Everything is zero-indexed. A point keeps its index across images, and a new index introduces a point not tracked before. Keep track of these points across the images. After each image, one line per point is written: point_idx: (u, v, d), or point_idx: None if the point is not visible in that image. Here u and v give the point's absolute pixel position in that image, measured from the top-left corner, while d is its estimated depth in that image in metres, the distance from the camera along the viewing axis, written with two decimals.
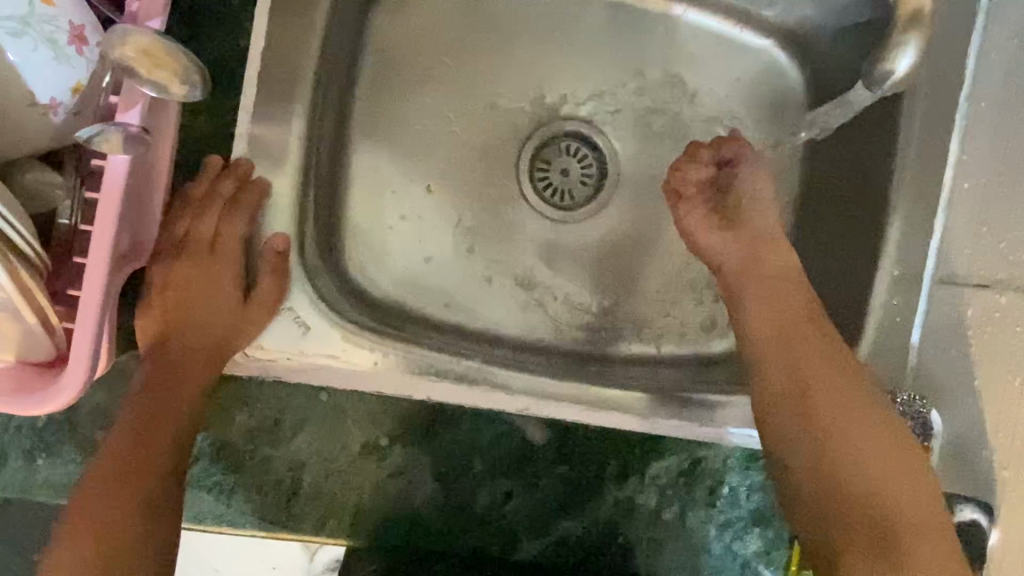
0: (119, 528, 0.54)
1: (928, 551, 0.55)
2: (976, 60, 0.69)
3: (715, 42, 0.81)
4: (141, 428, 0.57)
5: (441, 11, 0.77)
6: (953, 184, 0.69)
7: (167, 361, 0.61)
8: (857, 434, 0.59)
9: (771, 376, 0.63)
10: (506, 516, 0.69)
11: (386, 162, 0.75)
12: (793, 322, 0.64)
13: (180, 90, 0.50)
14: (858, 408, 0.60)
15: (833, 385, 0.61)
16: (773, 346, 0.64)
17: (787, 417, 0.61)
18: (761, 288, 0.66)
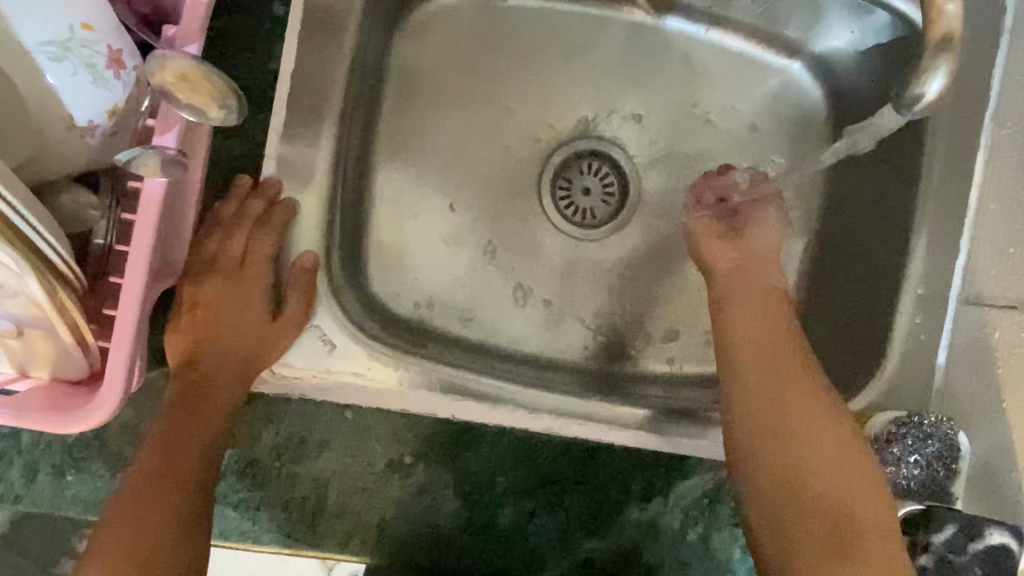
0: (146, 546, 0.54)
1: (881, 551, 0.54)
2: (1000, 83, 0.69)
3: (737, 64, 0.81)
4: (172, 445, 0.58)
5: (464, 34, 0.79)
6: (978, 203, 0.69)
7: (195, 381, 0.61)
8: (839, 457, 0.57)
9: (757, 405, 0.60)
10: (530, 535, 0.67)
11: (412, 181, 0.76)
12: (783, 349, 0.63)
13: (217, 112, 0.50)
14: (832, 418, 0.59)
15: (815, 403, 0.60)
16: (759, 380, 0.61)
17: (766, 440, 0.59)
18: (745, 331, 0.64)
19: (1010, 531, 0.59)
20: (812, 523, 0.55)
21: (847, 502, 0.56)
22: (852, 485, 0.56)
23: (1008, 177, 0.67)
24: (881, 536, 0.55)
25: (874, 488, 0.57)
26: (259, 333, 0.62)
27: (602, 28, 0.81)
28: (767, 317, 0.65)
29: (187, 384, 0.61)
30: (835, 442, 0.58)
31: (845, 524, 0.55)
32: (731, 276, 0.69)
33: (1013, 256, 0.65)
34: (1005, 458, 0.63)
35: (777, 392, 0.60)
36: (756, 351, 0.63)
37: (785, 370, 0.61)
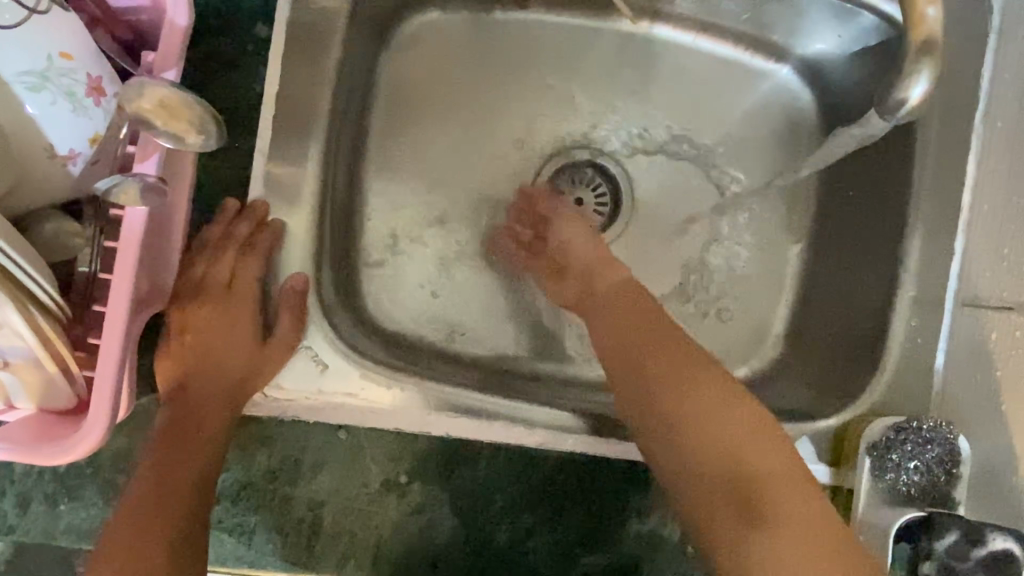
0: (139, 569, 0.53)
1: (793, 503, 0.52)
2: (990, 84, 0.69)
3: (725, 71, 0.81)
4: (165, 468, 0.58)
5: (452, 49, 0.79)
6: (972, 204, 0.69)
7: (187, 403, 0.61)
8: (713, 410, 0.56)
9: (635, 391, 0.59)
10: (529, 552, 0.67)
11: (402, 198, 0.77)
12: (639, 325, 0.62)
13: (195, 138, 0.50)
14: (701, 376, 0.58)
15: (677, 363, 0.59)
16: (621, 359, 0.61)
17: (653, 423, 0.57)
18: (609, 317, 0.65)
19: (1013, 535, 0.58)
20: (716, 488, 0.54)
21: (738, 463, 0.54)
22: (741, 444, 0.54)
23: (1001, 177, 0.67)
24: (784, 487, 0.52)
25: (759, 430, 0.55)
26: (251, 358, 0.62)
27: (589, 39, 0.81)
28: (624, 298, 0.65)
29: (178, 407, 0.61)
30: (705, 395, 0.56)
31: (745, 488, 0.53)
32: (586, 284, 0.69)
33: (1008, 256, 0.65)
34: (1006, 460, 0.62)
35: (645, 373, 0.59)
36: (617, 330, 0.63)
37: (646, 349, 0.60)
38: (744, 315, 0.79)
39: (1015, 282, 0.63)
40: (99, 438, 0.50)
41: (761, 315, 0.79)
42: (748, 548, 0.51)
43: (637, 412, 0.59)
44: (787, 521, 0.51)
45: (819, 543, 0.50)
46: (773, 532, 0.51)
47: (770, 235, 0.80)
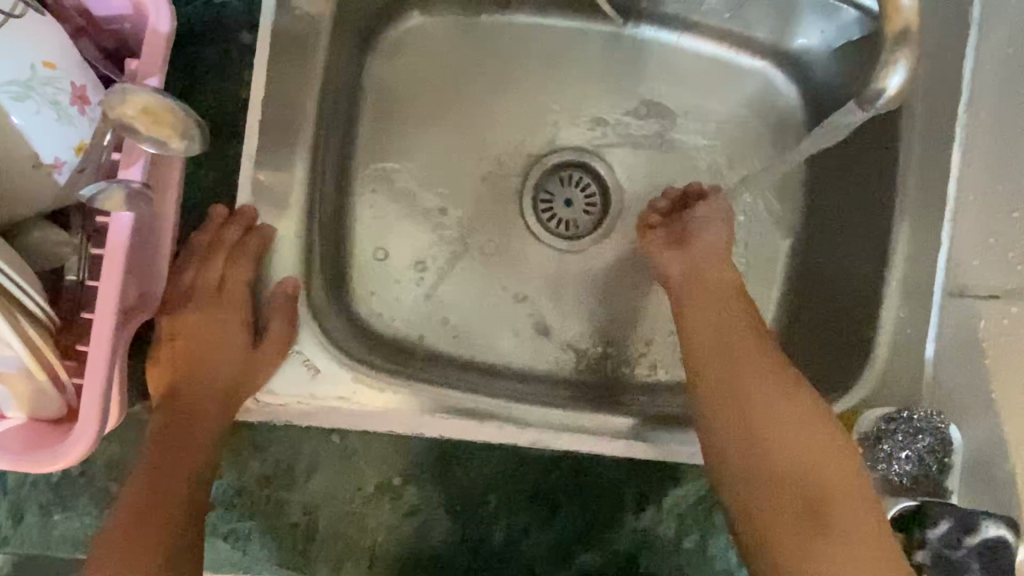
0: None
1: (856, 523, 0.54)
2: (972, 74, 0.70)
3: (711, 69, 0.82)
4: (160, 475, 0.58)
5: (438, 53, 0.80)
6: (957, 195, 0.69)
7: (180, 410, 0.61)
8: (796, 428, 0.58)
9: (715, 395, 0.62)
10: (525, 551, 0.66)
11: (392, 203, 0.77)
12: (732, 332, 0.64)
13: (179, 143, 0.50)
14: (782, 388, 0.60)
15: (771, 379, 0.61)
16: (715, 364, 0.63)
17: (730, 429, 0.60)
18: (699, 320, 0.66)
19: (1006, 523, 0.58)
20: (785, 499, 0.57)
21: (811, 479, 0.56)
22: (819, 464, 0.57)
23: (985, 166, 0.67)
24: (853, 509, 0.55)
25: (839, 455, 0.57)
26: (242, 363, 0.62)
27: (576, 41, 0.81)
28: (721, 308, 0.66)
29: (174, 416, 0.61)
30: (792, 412, 0.59)
31: (813, 505, 0.56)
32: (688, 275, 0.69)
33: (993, 244, 0.65)
34: (996, 448, 0.62)
35: (731, 380, 0.62)
36: (712, 336, 0.64)
37: (736, 356, 0.62)
38: None
39: (1001, 270, 0.64)
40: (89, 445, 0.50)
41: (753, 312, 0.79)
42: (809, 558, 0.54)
43: (725, 418, 0.61)
44: (850, 536, 0.54)
45: (870, 554, 0.53)
46: (831, 539, 0.54)
47: (760, 232, 0.80)
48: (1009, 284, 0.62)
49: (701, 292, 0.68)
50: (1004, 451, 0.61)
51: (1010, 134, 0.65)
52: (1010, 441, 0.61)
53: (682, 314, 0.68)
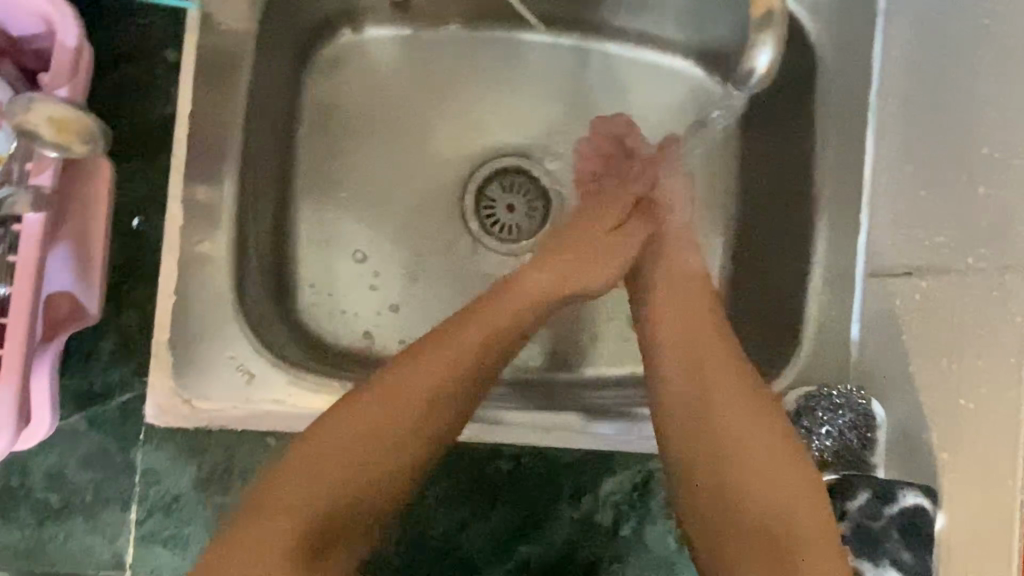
0: (283, 546, 0.55)
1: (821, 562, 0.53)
2: (881, 59, 0.71)
3: (646, 74, 0.83)
4: (378, 430, 0.60)
5: (368, 67, 0.82)
6: (872, 179, 0.71)
7: (441, 348, 0.64)
8: (774, 471, 0.57)
9: (686, 414, 0.62)
10: (463, 545, 0.68)
11: (331, 212, 0.79)
12: (708, 347, 0.65)
13: (82, 148, 0.51)
14: (756, 415, 0.60)
15: (744, 402, 0.61)
16: (688, 386, 0.63)
17: (698, 452, 0.60)
18: (674, 329, 0.66)
19: (922, 492, 0.59)
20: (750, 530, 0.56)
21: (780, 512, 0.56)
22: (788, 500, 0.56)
23: (894, 148, 0.68)
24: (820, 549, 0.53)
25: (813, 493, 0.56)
26: (201, 374, 0.64)
27: (515, 53, 0.83)
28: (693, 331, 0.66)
29: (448, 348, 0.64)
30: (770, 461, 0.58)
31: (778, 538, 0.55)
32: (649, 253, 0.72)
33: (904, 224, 0.66)
34: (916, 421, 0.63)
35: (705, 400, 0.62)
36: (685, 355, 0.64)
37: (709, 373, 0.63)
38: None
39: (914, 247, 0.65)
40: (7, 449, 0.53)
41: None
42: None
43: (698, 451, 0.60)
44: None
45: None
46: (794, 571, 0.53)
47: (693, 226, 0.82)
48: (921, 260, 0.64)
49: (672, 296, 0.69)
50: (922, 424, 0.62)
51: (912, 117, 0.67)
52: (927, 413, 0.61)
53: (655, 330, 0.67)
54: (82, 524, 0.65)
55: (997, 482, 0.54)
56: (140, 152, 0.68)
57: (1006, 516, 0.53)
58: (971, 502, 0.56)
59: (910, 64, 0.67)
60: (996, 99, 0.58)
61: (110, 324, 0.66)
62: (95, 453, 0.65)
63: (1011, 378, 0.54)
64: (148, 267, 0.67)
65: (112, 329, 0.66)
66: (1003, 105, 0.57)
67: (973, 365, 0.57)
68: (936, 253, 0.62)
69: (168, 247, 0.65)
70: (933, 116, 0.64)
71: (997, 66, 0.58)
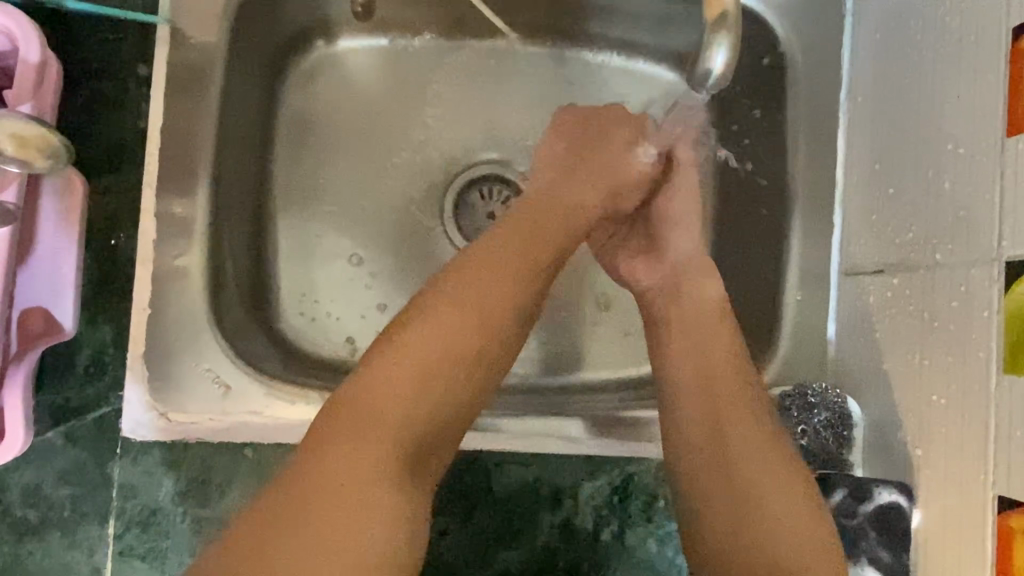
0: (378, 489, 0.49)
1: None
2: (851, 61, 0.71)
3: (626, 80, 0.83)
4: (450, 354, 0.54)
5: (342, 79, 0.81)
6: (844, 177, 0.71)
7: (495, 265, 0.58)
8: (807, 526, 0.51)
9: (705, 454, 0.56)
10: (442, 553, 0.68)
11: (308, 223, 0.79)
12: (727, 378, 0.59)
13: (44, 163, 0.53)
14: (782, 461, 0.54)
15: (771, 444, 0.55)
16: (706, 422, 0.57)
17: (720, 497, 0.54)
18: (687, 360, 0.61)
19: (897, 489, 0.59)
20: None
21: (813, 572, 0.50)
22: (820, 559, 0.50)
23: (865, 147, 0.69)
24: None
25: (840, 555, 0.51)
26: (177, 388, 0.64)
27: (493, 62, 0.83)
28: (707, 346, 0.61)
29: (502, 266, 0.58)
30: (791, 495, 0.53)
31: None
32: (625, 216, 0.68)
33: (876, 221, 0.66)
34: (892, 419, 0.62)
35: (724, 439, 0.56)
36: (701, 387, 0.59)
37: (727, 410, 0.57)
38: None
39: (885, 245, 0.65)
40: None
41: None
42: None
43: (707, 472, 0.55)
44: None
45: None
46: None
47: None
48: (892, 258, 0.64)
49: (688, 316, 0.63)
50: (898, 422, 0.62)
51: (881, 115, 0.67)
52: (902, 411, 0.61)
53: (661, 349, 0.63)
54: (60, 539, 0.65)
55: (972, 478, 0.54)
56: (112, 167, 0.68)
57: (979, 509, 0.53)
58: (948, 501, 0.56)
59: (878, 64, 0.68)
60: (958, 96, 0.58)
61: (85, 339, 0.66)
62: (72, 467, 0.65)
63: (978, 371, 0.54)
64: (123, 282, 0.67)
65: (87, 344, 0.66)
66: (964, 100, 0.57)
67: (944, 362, 0.57)
68: (907, 250, 0.62)
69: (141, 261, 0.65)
70: (900, 114, 0.65)
71: (957, 63, 0.58)
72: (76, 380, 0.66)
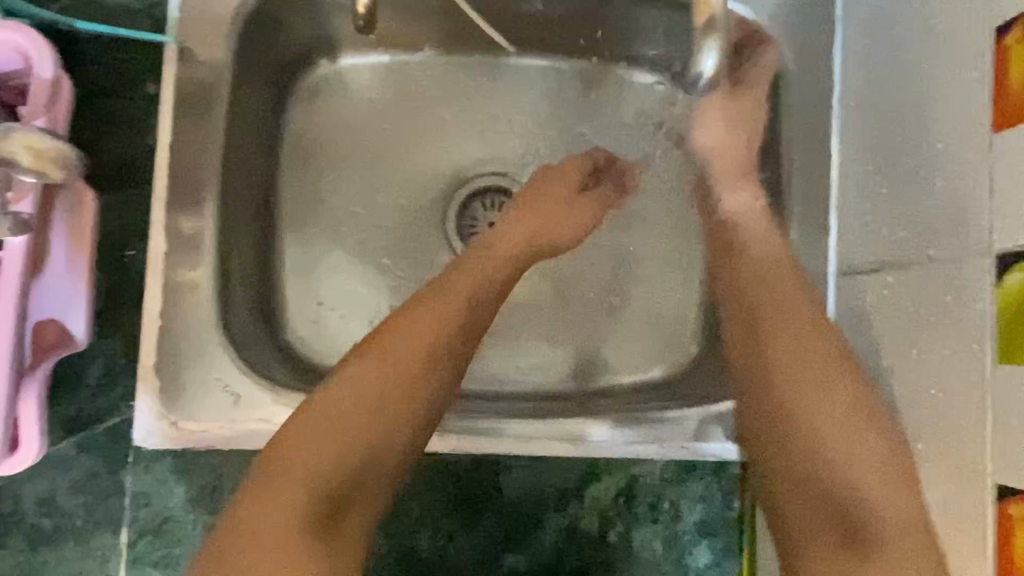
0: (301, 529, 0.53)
1: (899, 550, 0.53)
2: (842, 66, 0.73)
3: (623, 91, 0.84)
4: (365, 406, 0.57)
5: (345, 93, 0.83)
6: (839, 181, 0.72)
7: (417, 323, 0.60)
8: (854, 443, 0.57)
9: (755, 393, 0.61)
10: (451, 557, 0.69)
11: (315, 235, 0.80)
12: (790, 319, 0.61)
13: (58, 174, 0.54)
14: (837, 386, 0.58)
15: (827, 381, 0.59)
16: (753, 369, 0.61)
17: (770, 429, 0.59)
18: (754, 304, 0.63)
19: None
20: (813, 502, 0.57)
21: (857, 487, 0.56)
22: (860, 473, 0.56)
23: (858, 149, 0.70)
24: (894, 535, 0.54)
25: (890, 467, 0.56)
26: (188, 396, 0.65)
27: (493, 76, 0.85)
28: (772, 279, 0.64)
29: (424, 324, 0.60)
30: (838, 428, 0.57)
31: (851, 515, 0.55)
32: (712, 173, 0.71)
33: (871, 221, 0.68)
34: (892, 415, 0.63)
35: (774, 378, 0.60)
36: (750, 338, 0.62)
37: (783, 347, 0.61)
38: (656, 314, 0.81)
39: (881, 244, 0.66)
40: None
41: (673, 317, 0.81)
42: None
43: (769, 406, 0.60)
44: (894, 558, 0.53)
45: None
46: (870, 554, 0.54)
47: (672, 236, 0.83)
48: (887, 256, 0.65)
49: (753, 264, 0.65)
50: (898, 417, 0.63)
51: (873, 118, 0.68)
52: (902, 406, 0.62)
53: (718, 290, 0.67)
54: (74, 548, 0.66)
55: (970, 472, 0.55)
56: (123, 182, 0.69)
57: (978, 498, 0.54)
58: (950, 496, 0.57)
59: (869, 68, 0.69)
60: (944, 95, 0.60)
61: (97, 350, 0.67)
62: (85, 477, 0.66)
63: (974, 363, 0.55)
64: (134, 294, 0.68)
65: (99, 355, 0.67)
66: (950, 99, 0.59)
67: (941, 354, 0.58)
68: (901, 248, 0.64)
69: (151, 273, 0.67)
70: (891, 116, 0.66)
71: (943, 64, 0.60)
72: (87, 391, 0.67)
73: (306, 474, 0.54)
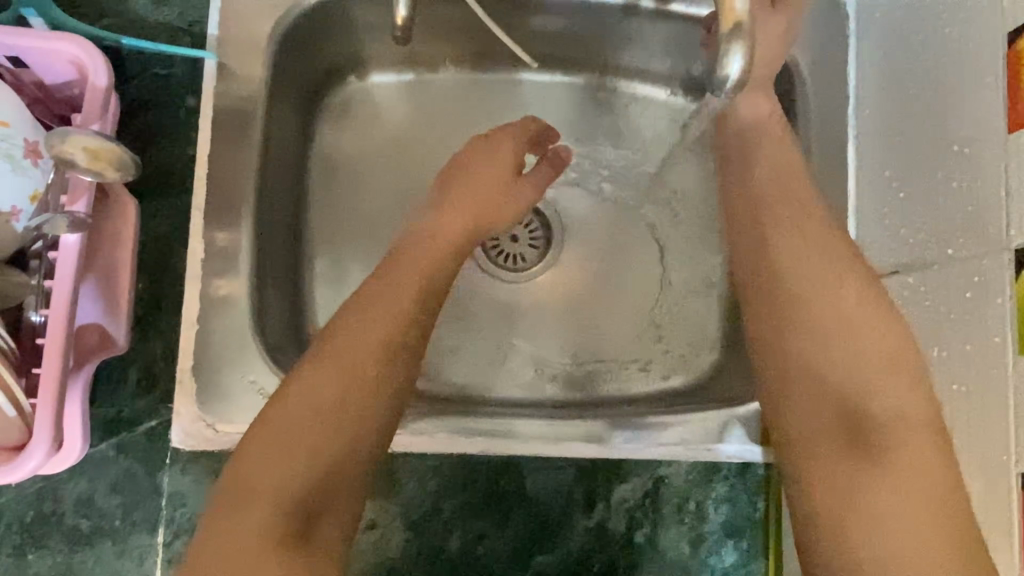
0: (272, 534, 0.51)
1: (916, 460, 0.53)
2: (857, 79, 0.75)
3: (643, 107, 0.87)
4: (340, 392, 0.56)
5: (372, 110, 0.85)
6: (856, 190, 0.74)
7: (367, 316, 0.60)
8: (862, 338, 0.58)
9: (756, 295, 0.63)
10: (480, 557, 0.70)
11: (344, 246, 0.82)
12: (800, 225, 0.63)
13: (115, 173, 0.58)
14: (849, 292, 0.59)
15: (842, 280, 0.60)
16: (765, 275, 0.63)
17: (773, 333, 0.60)
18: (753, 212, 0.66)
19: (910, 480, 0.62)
20: (822, 412, 0.56)
21: (877, 403, 0.55)
22: (871, 384, 0.56)
23: (876, 158, 0.72)
24: (900, 430, 0.54)
25: (898, 368, 0.56)
26: (227, 401, 0.68)
27: (515, 94, 0.87)
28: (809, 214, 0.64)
29: (375, 315, 0.60)
30: (846, 323, 0.58)
31: (855, 417, 0.55)
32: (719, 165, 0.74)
33: (890, 227, 0.69)
34: None
35: (785, 285, 0.61)
36: (755, 247, 0.64)
37: (797, 256, 0.62)
38: (678, 322, 0.83)
39: (899, 248, 0.68)
40: (33, 467, 0.56)
41: (693, 325, 0.82)
42: (864, 495, 0.52)
43: (776, 319, 0.61)
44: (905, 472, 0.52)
45: (917, 487, 0.52)
46: (875, 460, 0.53)
47: (692, 246, 0.84)
48: (906, 259, 0.67)
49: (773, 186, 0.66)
50: None
51: (890, 127, 0.70)
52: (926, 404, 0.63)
53: (743, 227, 0.66)
54: (112, 548, 0.67)
55: (993, 463, 0.56)
56: (164, 191, 0.72)
57: (1005, 487, 0.55)
58: (974, 491, 0.58)
59: (884, 80, 0.71)
60: (955, 102, 0.62)
61: (137, 354, 0.69)
62: (124, 478, 0.67)
63: (995, 356, 0.56)
64: (172, 299, 0.70)
65: (139, 359, 0.69)
66: (960, 105, 0.61)
67: (962, 350, 0.59)
68: (920, 250, 0.65)
69: (191, 279, 0.69)
70: (908, 123, 0.68)
71: (954, 72, 0.62)
72: (127, 394, 0.69)
73: (277, 487, 0.52)
